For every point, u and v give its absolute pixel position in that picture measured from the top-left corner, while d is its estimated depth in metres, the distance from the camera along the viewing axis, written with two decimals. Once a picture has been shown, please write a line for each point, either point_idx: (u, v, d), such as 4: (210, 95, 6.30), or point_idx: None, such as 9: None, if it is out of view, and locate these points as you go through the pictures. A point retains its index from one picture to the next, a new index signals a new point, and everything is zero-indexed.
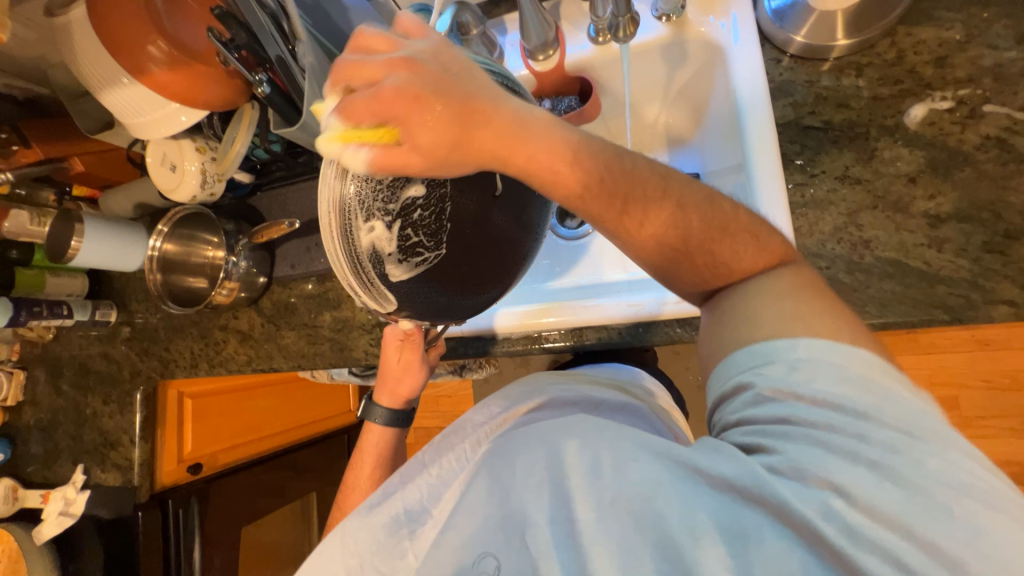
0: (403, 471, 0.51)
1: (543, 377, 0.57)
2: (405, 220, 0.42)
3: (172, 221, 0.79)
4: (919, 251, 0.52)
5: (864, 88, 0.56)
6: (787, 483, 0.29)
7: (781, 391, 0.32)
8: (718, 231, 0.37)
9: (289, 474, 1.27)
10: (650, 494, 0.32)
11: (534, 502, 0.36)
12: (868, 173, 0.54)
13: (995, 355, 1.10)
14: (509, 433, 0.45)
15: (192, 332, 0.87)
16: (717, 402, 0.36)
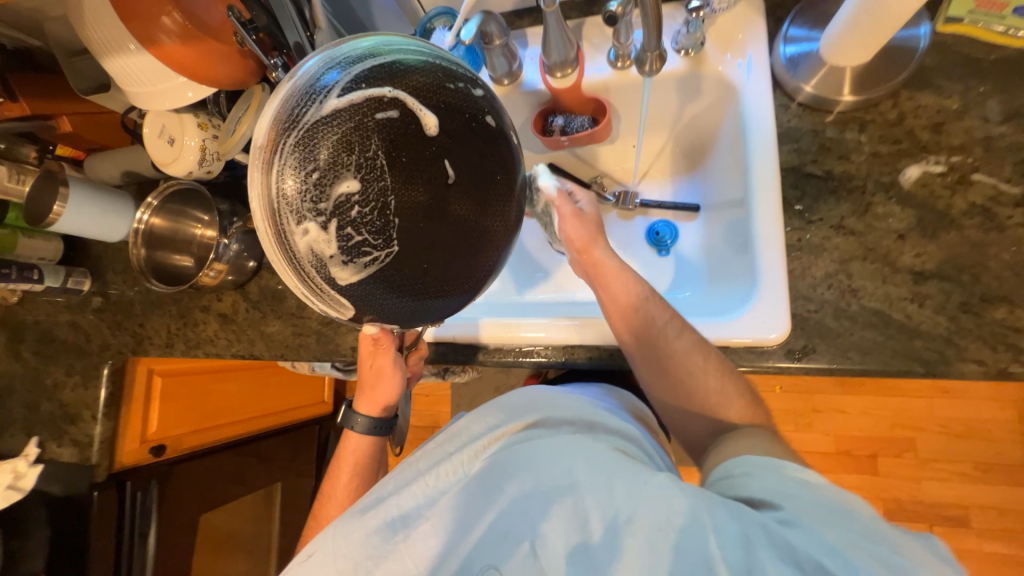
0: (396, 475, 0.50)
1: (537, 387, 0.58)
2: (343, 217, 0.37)
3: (163, 195, 0.76)
4: (902, 304, 0.54)
5: (865, 143, 0.58)
6: (798, 533, 0.32)
7: (795, 475, 0.36)
8: (725, 373, 0.53)
9: (253, 461, 1.23)
10: (664, 523, 0.35)
11: (547, 516, 0.40)
12: (861, 225, 0.57)
13: (950, 403, 1.16)
14: (514, 444, 0.46)
15: (170, 310, 0.84)
16: (725, 474, 0.40)
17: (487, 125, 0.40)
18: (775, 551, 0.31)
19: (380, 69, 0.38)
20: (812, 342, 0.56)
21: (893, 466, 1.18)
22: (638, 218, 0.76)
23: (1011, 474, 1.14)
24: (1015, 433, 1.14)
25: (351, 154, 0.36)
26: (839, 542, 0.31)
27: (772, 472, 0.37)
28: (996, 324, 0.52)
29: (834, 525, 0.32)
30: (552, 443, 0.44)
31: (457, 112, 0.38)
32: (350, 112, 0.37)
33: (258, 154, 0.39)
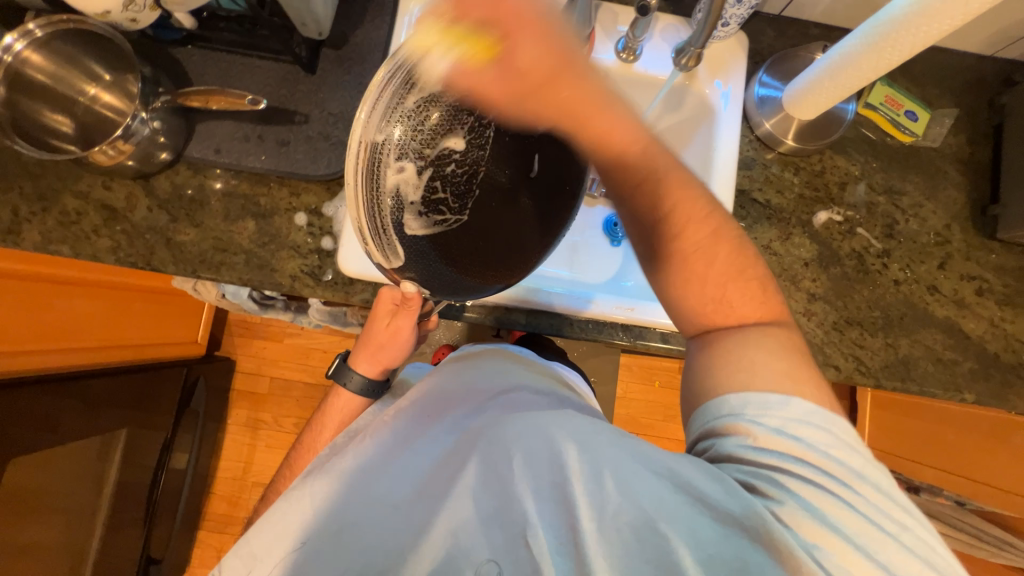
0: (372, 436, 0.57)
1: (517, 376, 0.65)
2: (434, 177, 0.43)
3: (52, 26, 0.56)
4: (797, 316, 0.69)
5: (796, 185, 0.72)
6: (786, 530, 0.37)
7: (785, 442, 0.40)
8: (735, 275, 0.46)
9: (73, 405, 0.89)
10: (648, 517, 0.41)
11: (536, 501, 0.46)
12: (782, 249, 0.70)
13: None
14: (507, 422, 0.54)
15: (23, 187, 0.63)
16: (715, 432, 0.43)
17: None
18: (758, 549, 0.37)
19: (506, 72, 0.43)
20: None
21: None
22: (600, 207, 0.81)
23: None
24: None
25: (469, 116, 0.42)
26: (819, 539, 0.37)
27: (765, 431, 0.40)
28: (852, 341, 0.69)
29: (813, 514, 0.38)
30: (547, 428, 0.50)
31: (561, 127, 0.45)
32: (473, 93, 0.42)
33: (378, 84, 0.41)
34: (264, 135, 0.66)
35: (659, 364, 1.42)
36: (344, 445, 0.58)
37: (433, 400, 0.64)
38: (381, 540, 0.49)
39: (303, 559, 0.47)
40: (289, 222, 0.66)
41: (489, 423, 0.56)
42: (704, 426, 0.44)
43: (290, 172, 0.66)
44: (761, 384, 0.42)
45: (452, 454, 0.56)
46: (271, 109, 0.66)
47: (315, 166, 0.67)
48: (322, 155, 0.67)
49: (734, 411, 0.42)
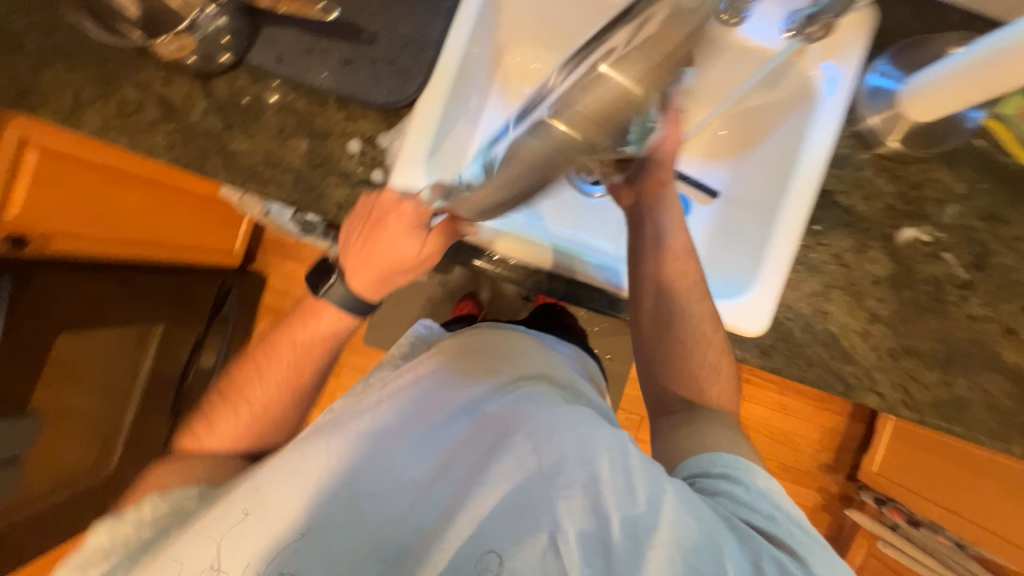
0: (389, 403, 0.55)
1: (534, 362, 0.63)
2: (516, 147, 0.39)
3: None
4: (853, 335, 0.65)
5: (888, 194, 0.65)
6: (783, 556, 0.45)
7: (762, 493, 0.51)
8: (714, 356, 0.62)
9: (117, 292, 0.96)
10: (681, 542, 0.42)
11: (566, 506, 0.44)
12: (854, 262, 0.65)
13: (778, 415, 1.49)
14: (533, 417, 0.52)
15: (85, 70, 0.62)
16: (704, 478, 0.54)
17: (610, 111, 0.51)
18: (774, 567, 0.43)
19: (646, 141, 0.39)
20: (776, 342, 0.64)
21: None
22: None
23: (796, 474, 1.51)
24: (813, 450, 1.50)
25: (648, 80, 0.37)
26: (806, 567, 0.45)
27: (747, 482, 0.52)
28: (905, 371, 0.65)
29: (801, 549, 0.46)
30: (578, 429, 0.50)
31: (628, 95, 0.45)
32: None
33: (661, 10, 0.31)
34: (327, 50, 0.63)
35: None
36: (358, 404, 0.56)
37: (449, 375, 0.59)
38: (388, 511, 0.47)
39: (308, 522, 0.46)
40: (342, 148, 0.64)
41: (512, 414, 0.53)
42: (695, 472, 0.55)
43: (349, 94, 0.63)
44: (736, 450, 0.55)
45: (471, 440, 0.53)
46: (338, 22, 0.63)
47: (376, 91, 0.63)
48: (384, 80, 0.63)
49: (726, 465, 0.53)
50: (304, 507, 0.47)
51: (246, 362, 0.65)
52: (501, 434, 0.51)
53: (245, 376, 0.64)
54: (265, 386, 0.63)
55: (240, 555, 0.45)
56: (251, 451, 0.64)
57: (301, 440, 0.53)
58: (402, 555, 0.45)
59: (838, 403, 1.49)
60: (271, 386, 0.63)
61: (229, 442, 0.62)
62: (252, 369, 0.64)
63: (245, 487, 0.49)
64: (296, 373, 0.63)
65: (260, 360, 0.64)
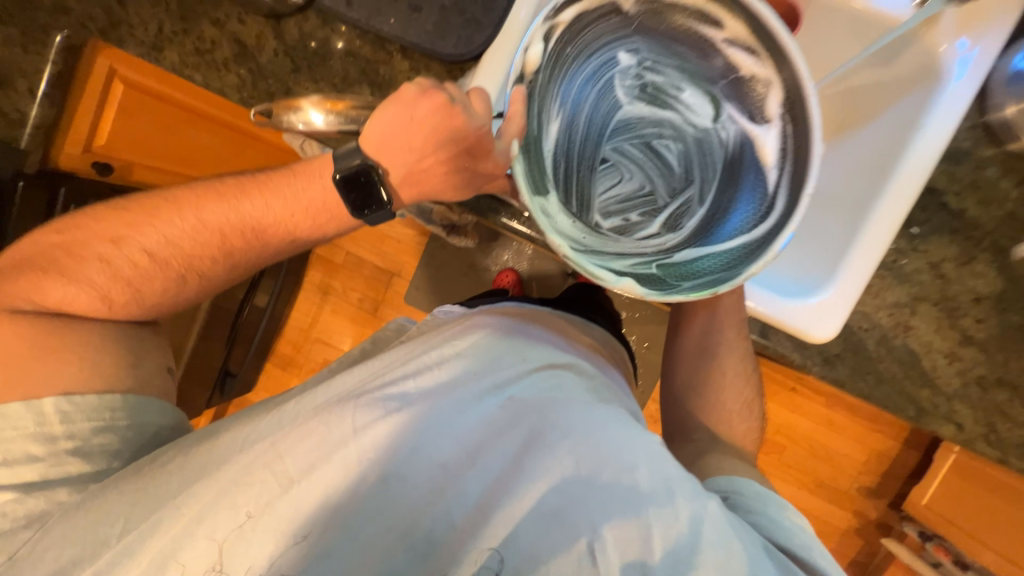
0: (415, 380, 0.47)
1: (561, 339, 0.57)
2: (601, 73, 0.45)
3: None
4: (936, 355, 0.57)
5: (1011, 200, 0.56)
6: None
7: (798, 525, 0.49)
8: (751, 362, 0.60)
9: None
10: (724, 569, 0.41)
11: (609, 521, 0.43)
12: (953, 274, 0.57)
13: (822, 429, 1.40)
14: (573, 413, 0.46)
15: (168, 4, 0.64)
16: (733, 501, 0.51)
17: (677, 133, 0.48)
18: None
19: (677, 267, 0.45)
20: (844, 352, 0.59)
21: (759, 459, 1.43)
22: None
23: (832, 493, 1.43)
24: (856, 471, 1.41)
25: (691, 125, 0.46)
26: None
27: (782, 511, 0.49)
28: (994, 403, 0.57)
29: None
30: (626, 438, 0.45)
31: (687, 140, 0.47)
32: (694, 153, 0.47)
33: (799, 124, 0.41)
34: None
35: None
36: (375, 369, 0.49)
37: (482, 346, 0.50)
38: (412, 491, 0.44)
39: (334, 504, 0.43)
40: None
41: (550, 406, 0.47)
42: (726, 492, 0.52)
43: (415, 43, 0.60)
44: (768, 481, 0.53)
45: (501, 427, 0.47)
46: None
47: (441, 42, 0.61)
48: (451, 30, 0.60)
49: (759, 492, 0.51)
50: (328, 489, 0.43)
51: (170, 200, 0.53)
52: (536, 427, 0.46)
53: (161, 211, 0.53)
54: (163, 241, 0.53)
55: (264, 533, 0.43)
56: (141, 314, 0.55)
57: (314, 411, 0.46)
58: (433, 545, 0.43)
59: (893, 427, 1.38)
60: (184, 236, 0.53)
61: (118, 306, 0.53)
62: (174, 206, 0.53)
63: (257, 452, 0.44)
64: (221, 237, 0.53)
65: (185, 203, 0.53)
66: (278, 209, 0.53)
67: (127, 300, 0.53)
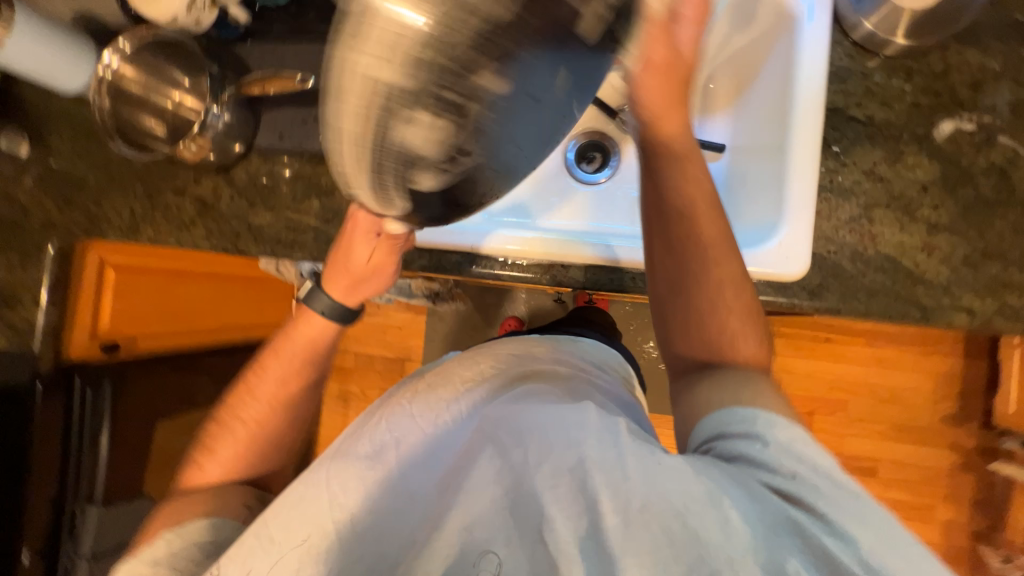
0: (391, 421, 0.49)
1: (536, 350, 0.58)
2: (542, 134, 0.30)
3: (137, 40, 0.64)
4: (913, 252, 0.58)
5: (908, 93, 0.60)
6: (830, 539, 0.33)
7: (790, 446, 0.36)
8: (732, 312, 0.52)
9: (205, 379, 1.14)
10: (679, 511, 0.35)
11: (553, 495, 0.38)
12: (890, 173, 0.59)
13: (875, 369, 1.33)
14: (518, 409, 0.46)
15: (135, 190, 0.73)
16: (713, 438, 0.40)
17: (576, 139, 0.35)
18: (798, 548, 0.33)
19: None
20: (826, 280, 0.59)
21: (825, 423, 1.35)
22: None
23: (919, 433, 1.32)
24: (931, 400, 1.31)
25: None
26: (867, 549, 0.32)
27: (772, 436, 0.37)
28: (990, 277, 0.57)
29: (860, 523, 0.33)
30: (573, 414, 0.43)
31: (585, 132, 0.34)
32: None
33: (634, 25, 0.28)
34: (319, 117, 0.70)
35: None
36: (353, 429, 0.51)
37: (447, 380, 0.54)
38: (376, 534, 0.42)
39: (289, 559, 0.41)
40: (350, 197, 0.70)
41: (499, 410, 0.47)
42: (707, 430, 0.41)
43: None
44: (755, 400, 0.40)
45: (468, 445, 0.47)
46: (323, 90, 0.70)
47: None
48: None
49: (737, 418, 0.39)
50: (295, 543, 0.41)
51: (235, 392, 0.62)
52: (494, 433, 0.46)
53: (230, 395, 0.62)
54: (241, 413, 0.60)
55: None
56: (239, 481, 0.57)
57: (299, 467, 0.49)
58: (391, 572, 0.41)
59: (944, 342, 1.31)
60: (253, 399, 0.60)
61: (222, 479, 0.57)
62: (244, 390, 0.61)
63: None
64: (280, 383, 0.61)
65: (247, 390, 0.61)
66: (318, 355, 0.62)
67: (230, 471, 0.57)
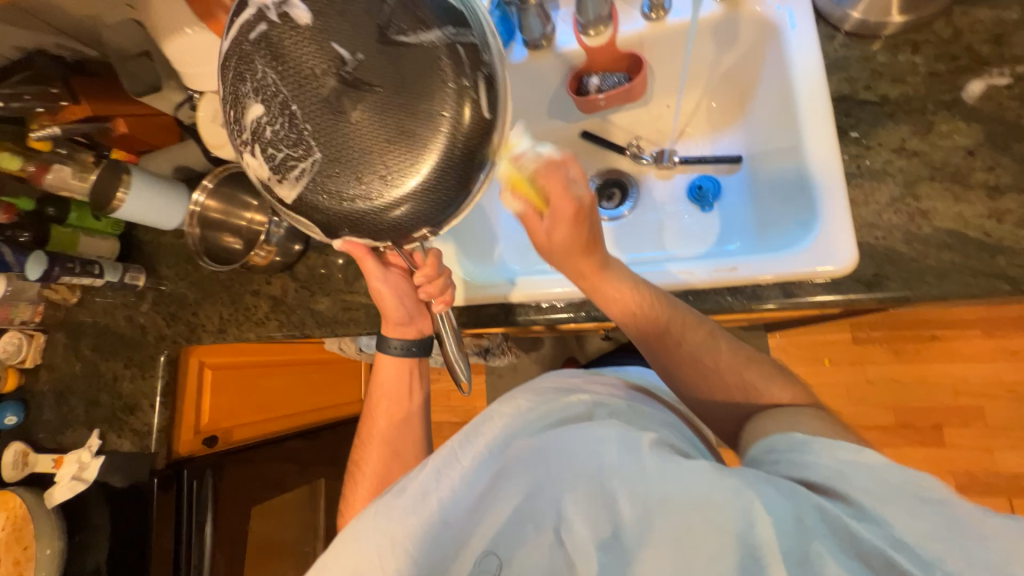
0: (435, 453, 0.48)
1: (569, 377, 0.59)
2: (328, 98, 0.44)
3: (216, 178, 0.81)
4: (980, 221, 0.52)
5: (920, 64, 0.58)
6: (864, 523, 0.35)
7: (838, 456, 0.41)
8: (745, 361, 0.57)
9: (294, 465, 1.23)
10: (701, 504, 0.38)
11: (572, 497, 0.43)
12: (925, 146, 0.55)
13: (1007, 363, 1.13)
14: (554, 433, 0.48)
15: (222, 298, 0.86)
16: (768, 453, 0.46)
17: (398, 74, 0.44)
18: (825, 528, 0.36)
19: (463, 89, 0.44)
20: (883, 269, 0.54)
21: (960, 437, 1.14)
22: (678, 175, 0.78)
23: None
24: None
25: (415, 69, 0.44)
26: (903, 530, 0.34)
27: (818, 448, 0.42)
28: None
29: (898, 508, 0.35)
30: (593, 429, 0.47)
31: (401, 65, 0.44)
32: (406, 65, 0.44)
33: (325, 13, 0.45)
34: None
35: (823, 339, 1.22)
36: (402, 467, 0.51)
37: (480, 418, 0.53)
38: (427, 552, 0.44)
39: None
40: None
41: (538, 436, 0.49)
42: (763, 449, 0.47)
43: None
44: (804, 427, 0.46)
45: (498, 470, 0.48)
46: None
47: None
48: None
49: (796, 441, 0.45)
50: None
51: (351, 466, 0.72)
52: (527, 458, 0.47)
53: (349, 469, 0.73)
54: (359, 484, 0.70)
55: None
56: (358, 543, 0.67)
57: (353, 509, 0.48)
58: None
59: None
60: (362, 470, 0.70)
61: None
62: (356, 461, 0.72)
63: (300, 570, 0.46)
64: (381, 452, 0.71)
65: (369, 430, 0.73)
66: (415, 387, 0.73)
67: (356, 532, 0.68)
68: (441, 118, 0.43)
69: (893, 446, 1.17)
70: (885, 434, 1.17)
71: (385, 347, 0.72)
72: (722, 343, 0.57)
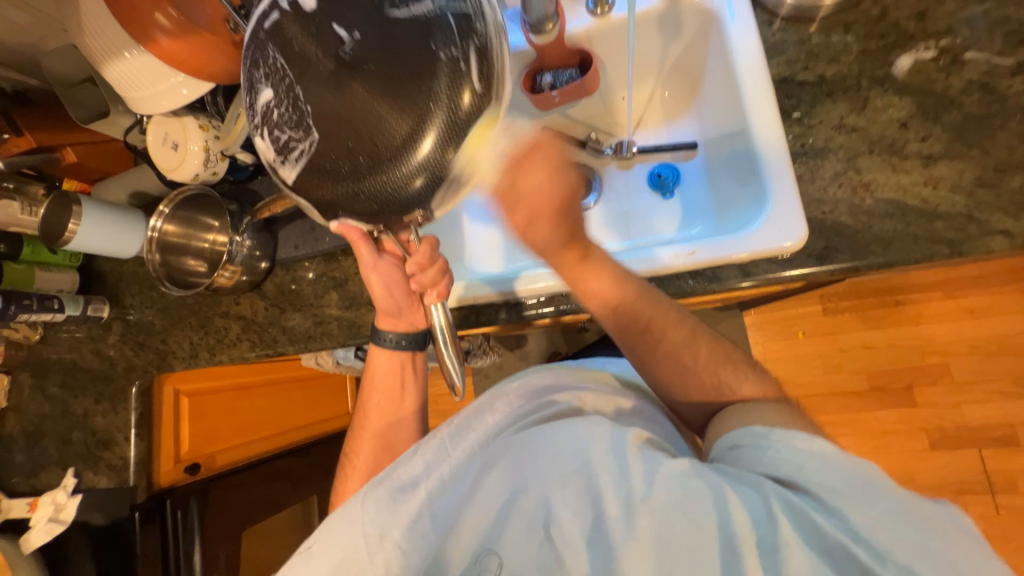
0: (425, 452, 0.48)
1: (559, 373, 0.60)
2: (325, 80, 0.42)
3: (172, 203, 0.78)
4: (917, 190, 0.54)
5: (853, 43, 0.60)
6: (827, 517, 0.36)
7: (799, 446, 0.41)
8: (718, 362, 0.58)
9: (284, 485, 1.21)
10: (680, 499, 0.39)
11: (561, 497, 0.43)
12: (862, 121, 0.58)
13: (968, 321, 1.17)
14: (541, 428, 0.48)
15: (190, 322, 0.84)
16: (734, 444, 0.46)
17: (393, 50, 0.41)
18: (793, 522, 0.36)
19: (453, 61, 0.40)
20: (832, 243, 0.56)
21: (931, 396, 1.18)
22: (638, 165, 0.79)
23: None
24: None
25: (410, 45, 0.41)
26: (860, 525, 0.35)
27: (782, 438, 0.43)
28: (1014, 193, 0.52)
29: (858, 504, 0.36)
30: (582, 427, 0.46)
31: (396, 40, 0.41)
32: (402, 40, 0.41)
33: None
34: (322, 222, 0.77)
35: (795, 312, 1.25)
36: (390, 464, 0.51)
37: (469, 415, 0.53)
38: (417, 550, 0.45)
39: None
40: (360, 283, 0.77)
41: (523, 431, 0.49)
42: (728, 442, 0.47)
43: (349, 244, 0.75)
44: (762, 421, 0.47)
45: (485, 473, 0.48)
46: None
47: None
48: None
49: (756, 434, 0.45)
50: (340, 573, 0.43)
51: (340, 474, 0.71)
52: (516, 459, 0.47)
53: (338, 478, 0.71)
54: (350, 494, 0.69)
55: None
56: None
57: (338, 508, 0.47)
58: None
59: None
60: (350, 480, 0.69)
61: None
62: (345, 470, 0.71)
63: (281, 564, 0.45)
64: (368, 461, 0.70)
65: (365, 418, 0.73)
66: (408, 381, 0.73)
67: None
68: (431, 91, 0.40)
69: (869, 410, 1.21)
70: (861, 400, 1.21)
71: (379, 340, 0.71)
72: (701, 343, 0.58)
